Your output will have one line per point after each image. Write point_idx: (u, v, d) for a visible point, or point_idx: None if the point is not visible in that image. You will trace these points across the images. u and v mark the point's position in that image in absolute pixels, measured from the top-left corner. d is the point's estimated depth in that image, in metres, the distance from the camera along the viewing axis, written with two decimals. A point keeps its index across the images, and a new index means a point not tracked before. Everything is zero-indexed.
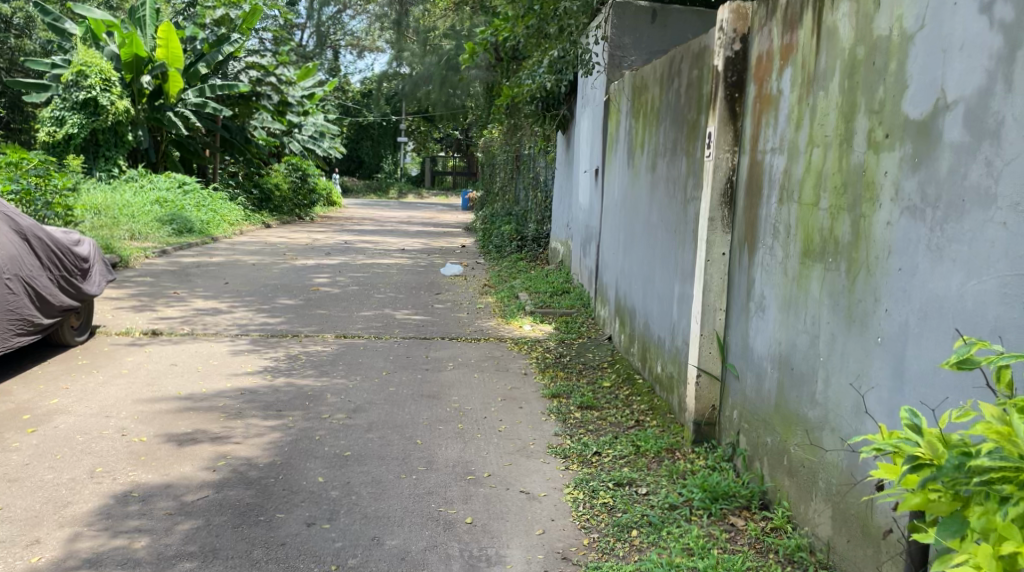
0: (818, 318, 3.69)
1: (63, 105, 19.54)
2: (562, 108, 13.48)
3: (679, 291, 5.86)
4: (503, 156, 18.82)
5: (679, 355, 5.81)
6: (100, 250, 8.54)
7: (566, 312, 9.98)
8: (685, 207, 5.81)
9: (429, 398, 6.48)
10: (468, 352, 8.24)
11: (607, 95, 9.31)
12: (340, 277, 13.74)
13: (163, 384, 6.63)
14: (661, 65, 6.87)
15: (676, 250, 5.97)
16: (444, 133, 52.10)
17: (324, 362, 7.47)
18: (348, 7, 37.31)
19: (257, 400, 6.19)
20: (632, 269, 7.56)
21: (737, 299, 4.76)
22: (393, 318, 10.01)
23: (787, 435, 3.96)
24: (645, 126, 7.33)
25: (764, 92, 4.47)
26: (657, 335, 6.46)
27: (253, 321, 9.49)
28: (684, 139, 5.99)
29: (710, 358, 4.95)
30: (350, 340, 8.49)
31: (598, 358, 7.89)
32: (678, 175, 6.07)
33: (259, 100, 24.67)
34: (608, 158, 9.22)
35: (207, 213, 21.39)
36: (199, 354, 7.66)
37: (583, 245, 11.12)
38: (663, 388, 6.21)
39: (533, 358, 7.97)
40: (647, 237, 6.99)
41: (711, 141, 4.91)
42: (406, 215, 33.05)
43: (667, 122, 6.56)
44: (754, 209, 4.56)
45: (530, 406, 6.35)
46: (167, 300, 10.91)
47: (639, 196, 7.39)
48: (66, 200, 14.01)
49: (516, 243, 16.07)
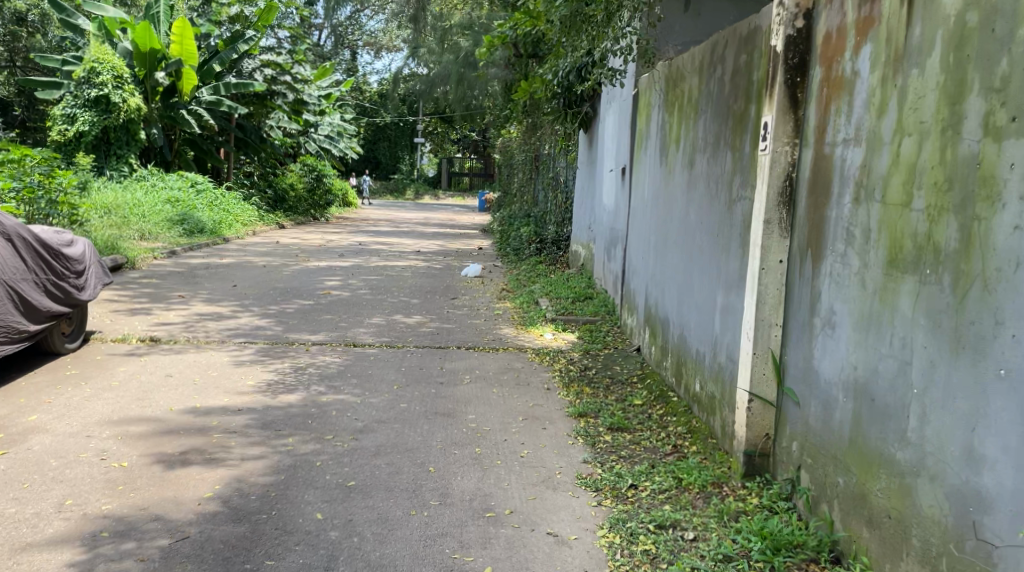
0: (911, 339, 3.11)
1: (74, 102, 19.10)
2: (584, 105, 12.88)
3: (722, 302, 5.29)
4: (521, 156, 18.21)
5: (722, 374, 5.23)
6: (95, 250, 8.04)
7: (589, 320, 9.37)
8: (731, 208, 5.24)
9: (444, 417, 5.87)
10: (486, 363, 7.65)
11: (637, 88, 8.73)
12: (352, 280, 13.19)
13: (154, 399, 6.05)
14: (700, 53, 6.29)
15: (720, 257, 5.39)
16: (461, 134, 51.63)
17: (330, 374, 6.88)
18: (365, 7, 36.92)
19: (255, 417, 5.59)
20: (664, 275, 6.96)
21: (796, 315, 4.15)
22: (405, 324, 9.40)
23: (866, 478, 3.36)
24: (681, 119, 6.73)
25: (834, 74, 3.89)
26: (696, 349, 5.87)
27: (256, 328, 8.90)
28: (730, 131, 5.41)
29: (764, 381, 4.33)
30: (360, 350, 7.91)
31: (626, 372, 7.27)
32: (722, 172, 5.50)
33: (273, 98, 24.10)
34: (637, 156, 8.63)
35: (220, 213, 20.90)
36: (197, 365, 7.08)
37: (607, 248, 10.51)
38: (702, 410, 5.60)
39: (556, 372, 7.36)
40: (683, 243, 6.40)
41: (768, 133, 4.31)
42: (422, 216, 32.48)
43: (707, 115, 5.98)
44: (819, 209, 3.96)
45: (555, 427, 5.73)
46: (168, 304, 10.34)
47: (673, 196, 6.80)
48: (71, 198, 13.48)
49: (535, 246, 15.38)
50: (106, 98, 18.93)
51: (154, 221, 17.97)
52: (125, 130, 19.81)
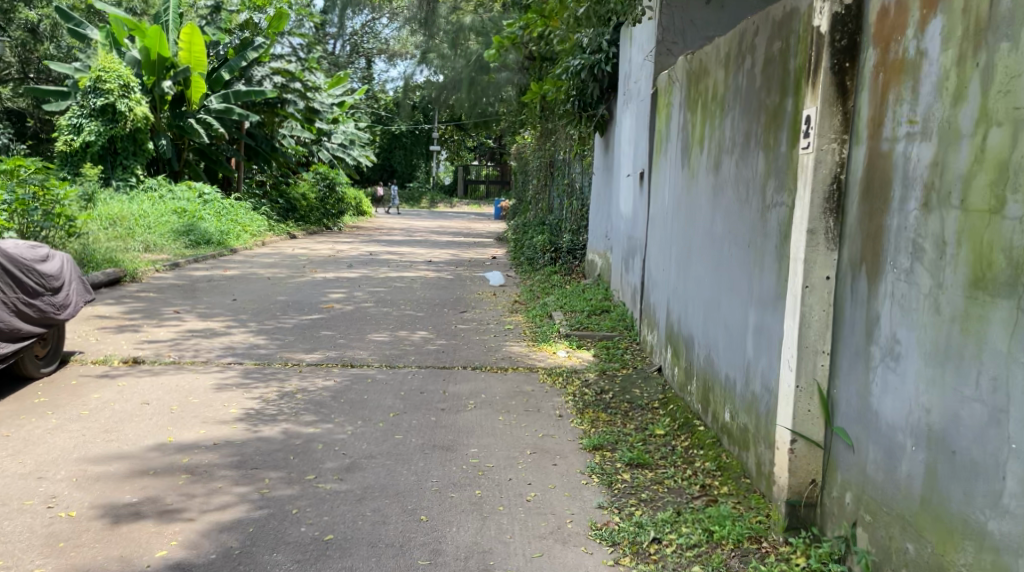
0: (1008, 381, 2.56)
1: (81, 112, 18.69)
2: (600, 107, 12.03)
3: (755, 322, 4.70)
4: (536, 162, 17.61)
5: (757, 405, 4.63)
6: (74, 264, 7.54)
7: (606, 336, 8.73)
8: (765, 216, 4.64)
9: (443, 451, 5.26)
10: (494, 386, 7.03)
11: (655, 85, 8.09)
12: (358, 292, 12.64)
13: (124, 431, 5.47)
14: (726, 43, 5.68)
15: (753, 271, 4.79)
16: (478, 141, 51.23)
17: (321, 400, 6.28)
18: (379, 15, 36.59)
19: (231, 452, 5.01)
20: (688, 290, 6.35)
21: (848, 343, 3.52)
22: (409, 342, 8.79)
23: (945, 548, 2.81)
24: (705, 117, 6.12)
25: (891, 57, 3.27)
26: (725, 374, 5.26)
27: (249, 346, 8.31)
28: (761, 128, 4.82)
29: (809, 420, 3.71)
30: (357, 371, 7.30)
31: (646, 396, 6.64)
32: (753, 175, 4.91)
33: (284, 107, 23.53)
34: (656, 160, 8.02)
35: (228, 224, 20.30)
36: (178, 390, 6.49)
37: (625, 260, 9.87)
38: (733, 444, 4.99)
39: (570, 396, 6.72)
40: (708, 255, 5.79)
41: (810, 128, 3.69)
42: (437, 225, 31.87)
43: (735, 112, 5.37)
44: (875, 217, 3.34)
45: (566, 463, 5.11)
46: (161, 320, 9.78)
47: (697, 203, 6.19)
48: (70, 210, 12.84)
49: (550, 255, 14.69)
50: (112, 107, 18.53)
51: (159, 233, 17.43)
52: (132, 140, 19.32)
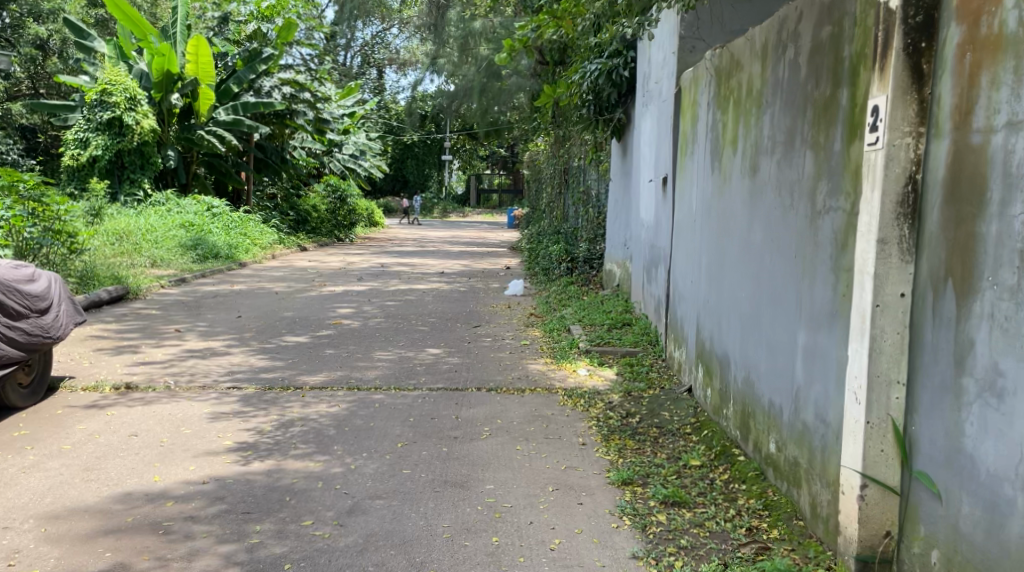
0: None
1: (87, 125, 18.34)
2: (617, 110, 11.60)
3: (806, 342, 4.18)
4: (549, 169, 17.11)
5: (809, 437, 4.12)
6: (66, 287, 7.08)
7: (628, 352, 8.21)
8: (815, 223, 4.13)
9: (455, 488, 4.76)
10: (510, 409, 6.52)
11: (679, 84, 7.58)
12: (367, 307, 12.17)
13: (105, 470, 5.00)
14: (761, 33, 5.17)
15: (801, 285, 4.27)
16: (491, 150, 50.92)
17: (323, 429, 5.79)
18: (389, 25, 36.45)
19: (218, 500, 4.56)
20: (721, 305, 5.83)
21: (929, 372, 2.99)
22: (419, 361, 8.28)
23: None
24: (738, 115, 5.62)
25: (983, 32, 2.76)
26: (769, 400, 4.73)
27: (249, 368, 7.80)
28: (807, 125, 4.32)
29: (881, 462, 3.18)
30: (364, 394, 6.81)
31: (677, 420, 6.10)
32: (799, 177, 4.40)
33: (293, 118, 22.99)
34: (680, 165, 7.51)
35: (236, 238, 19.66)
36: (168, 420, 6.00)
37: (647, 270, 9.32)
38: (781, 479, 4.46)
39: (593, 421, 6.19)
40: (746, 266, 5.27)
41: (879, 120, 3.17)
42: (450, 235, 31.42)
43: (775, 108, 4.85)
44: (965, 222, 2.83)
45: (593, 502, 4.57)
46: (160, 340, 9.32)
47: (732, 209, 5.67)
48: (72, 226, 12.22)
49: (566, 265, 14.16)
50: (119, 121, 18.15)
51: (166, 248, 16.85)
52: (139, 153, 18.95)
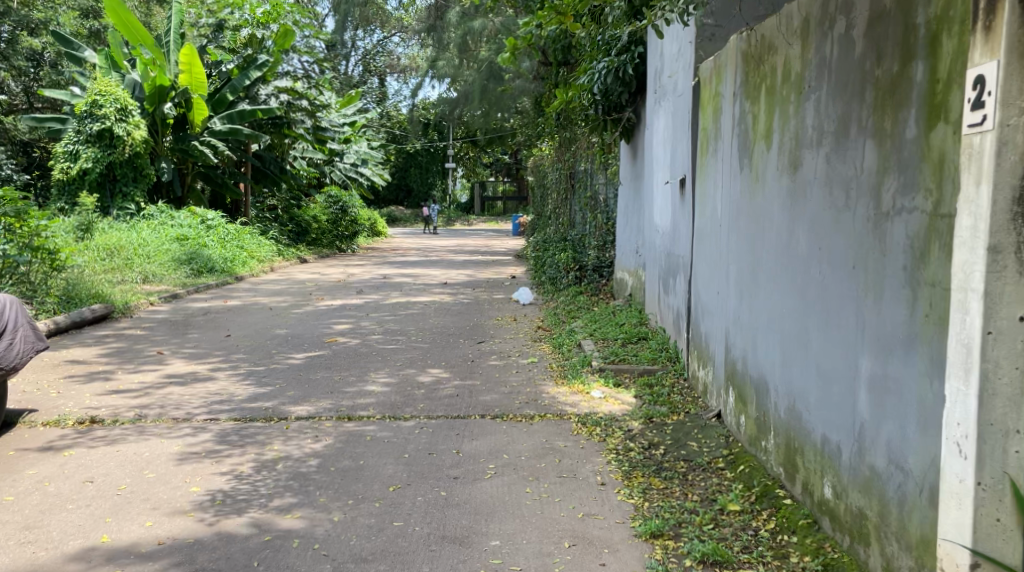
0: None
1: (77, 137, 17.69)
2: (626, 110, 10.91)
3: (873, 371, 3.50)
4: (555, 174, 16.36)
5: (879, 484, 3.43)
6: (26, 309, 6.32)
7: (646, 371, 7.48)
8: (881, 227, 3.46)
9: (454, 545, 4.08)
10: (519, 441, 5.80)
11: (698, 76, 6.89)
12: (365, 322, 11.48)
13: (47, 528, 4.31)
14: (799, 7, 4.49)
15: (864, 302, 3.60)
16: (495, 157, 50.22)
17: (306, 471, 5.09)
18: (391, 34, 35.91)
19: (177, 564, 3.91)
20: (756, 322, 5.13)
21: None
22: (417, 384, 7.56)
23: None
24: (771, 104, 4.93)
25: None
26: (823, 434, 4.04)
27: (231, 397, 7.08)
28: (866, 110, 3.63)
29: (998, 534, 2.67)
30: (355, 426, 6.10)
31: (707, 452, 5.39)
32: (857, 171, 3.71)
33: (292, 127, 21.94)
34: (701, 164, 6.79)
35: (232, 250, 18.88)
36: (132, 462, 5.31)
37: (663, 280, 8.60)
38: (842, 531, 3.77)
39: (611, 455, 5.47)
40: (786, 278, 4.58)
41: (988, 98, 2.66)
42: (455, 243, 30.70)
43: (821, 92, 4.16)
44: None
45: (619, 562, 3.92)
46: (140, 364, 8.62)
47: (766, 213, 4.97)
48: (53, 243, 11.51)
49: (574, 275, 13.40)
50: (109, 133, 17.48)
51: (159, 262, 16.14)
52: (131, 165, 18.29)
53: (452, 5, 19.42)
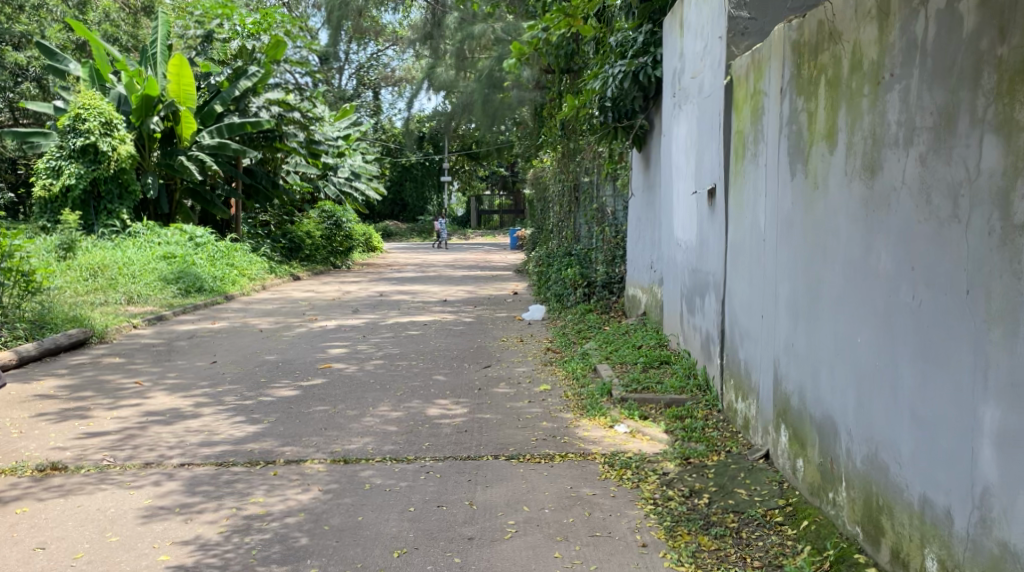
0: None
1: (60, 153, 16.90)
2: (638, 117, 10.01)
3: (1004, 423, 2.81)
4: (557, 187, 15.66)
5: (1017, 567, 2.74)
6: None
7: (674, 400, 6.76)
8: (1012, 244, 2.77)
9: None
10: (541, 487, 5.08)
11: (731, 74, 6.19)
12: (362, 345, 10.76)
13: None
14: None
15: (985, 339, 2.90)
16: (491, 170, 49.57)
17: (295, 532, 4.37)
18: (385, 47, 35.34)
19: None
20: (818, 350, 4.41)
21: None
22: (422, 418, 6.81)
23: None
24: (834, 96, 4.23)
25: None
26: (921, 493, 3.33)
27: (213, 437, 6.31)
28: (984, 98, 2.94)
29: None
30: (350, 472, 5.35)
31: (759, 503, 4.65)
32: (970, 173, 3.01)
33: (284, 140, 21.26)
34: (736, 169, 6.08)
35: (222, 269, 18.09)
36: (94, 519, 4.58)
37: (687, 298, 7.87)
38: None
39: (649, 506, 4.75)
40: (862, 302, 3.86)
41: None
42: (453, 258, 29.92)
43: (909, 80, 3.47)
44: None
45: None
46: (117, 397, 7.87)
47: (831, 225, 4.26)
48: (28, 264, 10.74)
49: (582, 291, 12.72)
50: (93, 148, 16.71)
51: (145, 282, 15.35)
52: (116, 182, 17.55)
53: (448, 11, 18.78)
